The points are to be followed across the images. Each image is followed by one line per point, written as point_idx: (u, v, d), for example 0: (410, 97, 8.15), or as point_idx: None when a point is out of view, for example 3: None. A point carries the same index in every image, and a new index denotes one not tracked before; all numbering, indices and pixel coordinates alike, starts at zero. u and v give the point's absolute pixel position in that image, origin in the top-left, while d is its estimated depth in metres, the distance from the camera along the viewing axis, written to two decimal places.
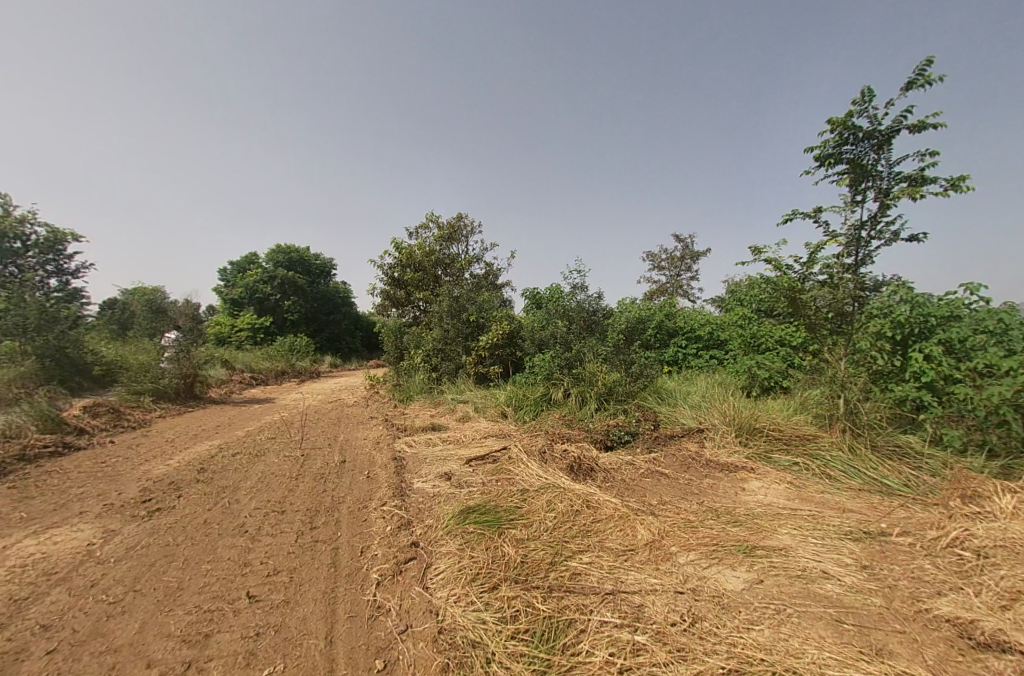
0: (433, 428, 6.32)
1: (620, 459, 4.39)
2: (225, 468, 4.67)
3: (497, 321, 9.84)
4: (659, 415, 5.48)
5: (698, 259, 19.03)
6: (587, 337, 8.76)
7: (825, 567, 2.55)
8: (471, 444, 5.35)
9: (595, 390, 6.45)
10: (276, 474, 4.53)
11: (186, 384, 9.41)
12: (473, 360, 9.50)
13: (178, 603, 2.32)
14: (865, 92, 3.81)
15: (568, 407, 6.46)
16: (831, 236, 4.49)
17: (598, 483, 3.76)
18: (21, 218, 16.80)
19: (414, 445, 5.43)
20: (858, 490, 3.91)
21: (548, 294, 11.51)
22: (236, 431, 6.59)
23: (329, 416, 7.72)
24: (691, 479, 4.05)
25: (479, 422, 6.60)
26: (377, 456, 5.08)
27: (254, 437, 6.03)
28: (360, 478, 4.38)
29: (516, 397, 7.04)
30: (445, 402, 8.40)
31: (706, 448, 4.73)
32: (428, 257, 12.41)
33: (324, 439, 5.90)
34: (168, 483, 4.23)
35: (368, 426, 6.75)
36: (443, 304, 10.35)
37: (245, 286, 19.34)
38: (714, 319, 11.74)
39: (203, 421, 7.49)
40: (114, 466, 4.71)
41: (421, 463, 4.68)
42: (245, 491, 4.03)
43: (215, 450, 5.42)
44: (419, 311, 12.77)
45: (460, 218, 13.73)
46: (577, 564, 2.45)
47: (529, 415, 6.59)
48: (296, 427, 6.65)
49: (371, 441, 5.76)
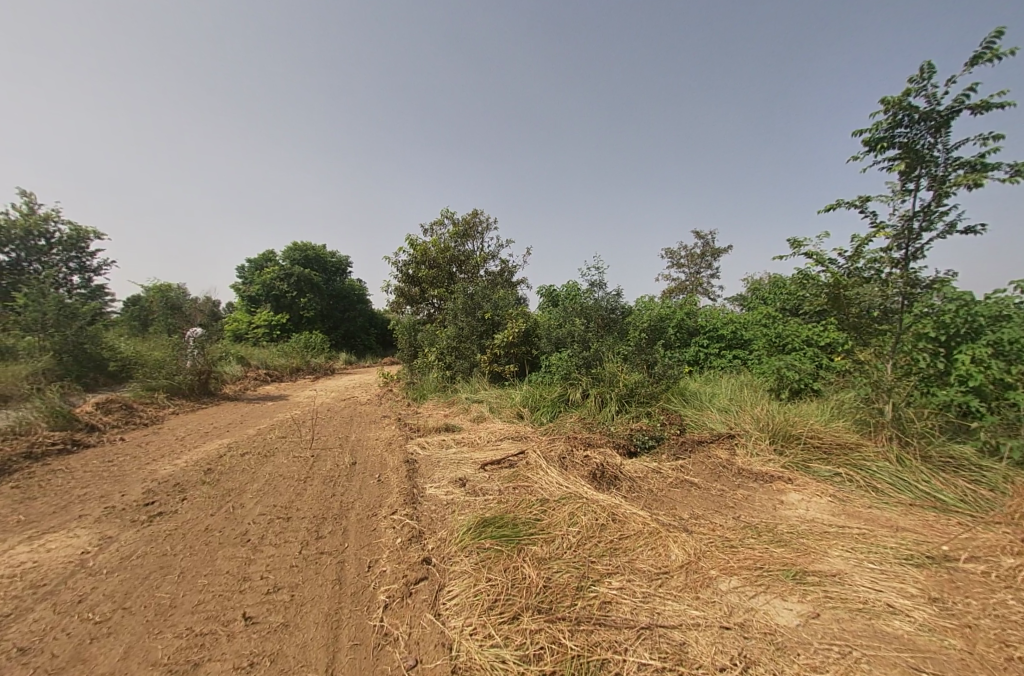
0: (446, 428, 6.11)
1: (646, 467, 4.11)
2: (233, 469, 4.53)
3: (513, 318, 9.61)
4: (685, 419, 5.16)
5: (719, 257, 18.50)
6: (606, 336, 8.47)
7: (890, 599, 2.25)
8: (486, 446, 5.12)
9: (616, 391, 6.16)
10: (284, 476, 4.36)
11: (201, 381, 9.41)
12: (488, 358, 9.27)
13: (168, 624, 2.15)
14: (926, 68, 3.42)
15: (587, 409, 6.18)
16: (878, 227, 4.12)
17: (624, 493, 3.49)
18: (45, 216, 17.17)
19: (427, 447, 5.23)
20: (910, 505, 3.54)
21: (564, 291, 11.23)
22: (247, 429, 6.48)
23: (342, 414, 7.58)
24: (724, 491, 3.74)
25: (494, 423, 6.37)
26: (389, 458, 4.88)
27: (264, 436, 5.91)
28: (370, 482, 4.19)
29: (533, 398, 6.79)
30: (460, 401, 8.19)
31: (738, 455, 4.41)
32: (443, 254, 12.25)
33: (335, 439, 5.75)
34: (174, 485, 4.10)
35: (380, 426, 6.58)
36: (457, 301, 10.15)
37: (261, 283, 19.46)
38: (737, 318, 11.31)
39: (215, 419, 7.42)
40: (121, 465, 4.61)
41: (434, 467, 4.46)
42: (252, 494, 3.87)
43: (225, 449, 5.30)
44: (433, 308, 12.60)
45: (476, 214, 13.51)
46: (606, 591, 2.20)
47: (546, 416, 6.33)
48: (307, 425, 6.52)
49: (383, 442, 5.58)
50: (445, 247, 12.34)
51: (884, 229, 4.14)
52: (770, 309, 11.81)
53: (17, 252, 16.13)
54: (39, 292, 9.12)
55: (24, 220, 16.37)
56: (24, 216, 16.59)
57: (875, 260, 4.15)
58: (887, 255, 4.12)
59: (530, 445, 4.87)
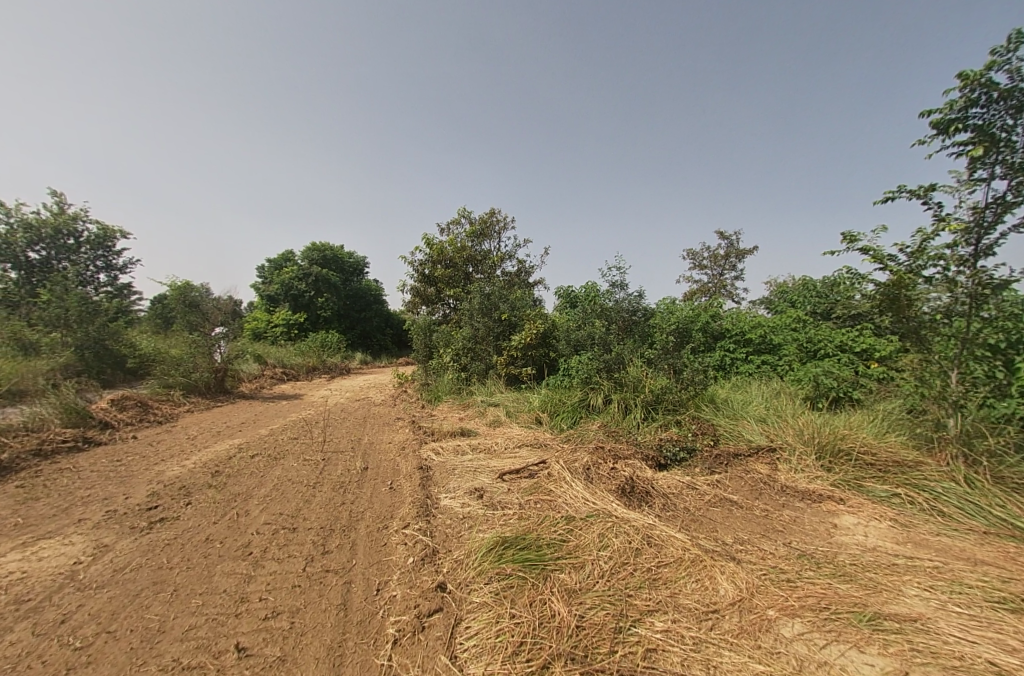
0: (462, 432, 5.85)
1: (679, 482, 3.78)
2: (241, 471, 4.35)
3: (532, 320, 9.33)
4: (719, 430, 4.80)
5: (743, 258, 17.91)
6: (627, 340, 8.14)
7: (988, 654, 1.92)
8: (504, 454, 4.84)
9: (641, 397, 5.83)
10: (293, 480, 4.15)
11: (217, 379, 9.36)
12: (504, 361, 9.01)
13: (154, 653, 1.94)
14: (1014, 37, 2.98)
15: (610, 415, 5.85)
16: (944, 220, 3.74)
17: (658, 512, 3.17)
18: (74, 215, 17.56)
19: (441, 452, 4.98)
20: (985, 533, 3.15)
21: (583, 292, 10.93)
22: (259, 429, 6.34)
23: (355, 415, 7.39)
24: (768, 512, 3.40)
25: (511, 428, 6.09)
26: (402, 464, 4.64)
27: (275, 437, 5.73)
28: (382, 489, 3.95)
29: (551, 402, 6.49)
30: (475, 404, 7.93)
31: (779, 471, 4.05)
32: (460, 253, 12.05)
33: (347, 441, 5.55)
34: (180, 487, 3.93)
35: (393, 428, 6.35)
36: (474, 301, 9.91)
37: (281, 283, 19.58)
38: (765, 321, 10.80)
39: (229, 418, 7.30)
40: (129, 466, 4.46)
41: (449, 475, 4.21)
42: (259, 499, 3.67)
43: (234, 449, 5.14)
44: (449, 309, 12.41)
45: (494, 213, 13.26)
46: (649, 635, 1.92)
47: (568, 422, 6.03)
48: (320, 426, 6.34)
49: (396, 446, 5.35)
50: (463, 247, 12.14)
51: (950, 221, 3.75)
52: (800, 312, 11.27)
53: (47, 250, 16.50)
54: (61, 288, 9.19)
55: (54, 219, 16.76)
56: (54, 215, 16.97)
57: (939, 257, 3.79)
58: (953, 251, 3.74)
59: (551, 454, 4.58)
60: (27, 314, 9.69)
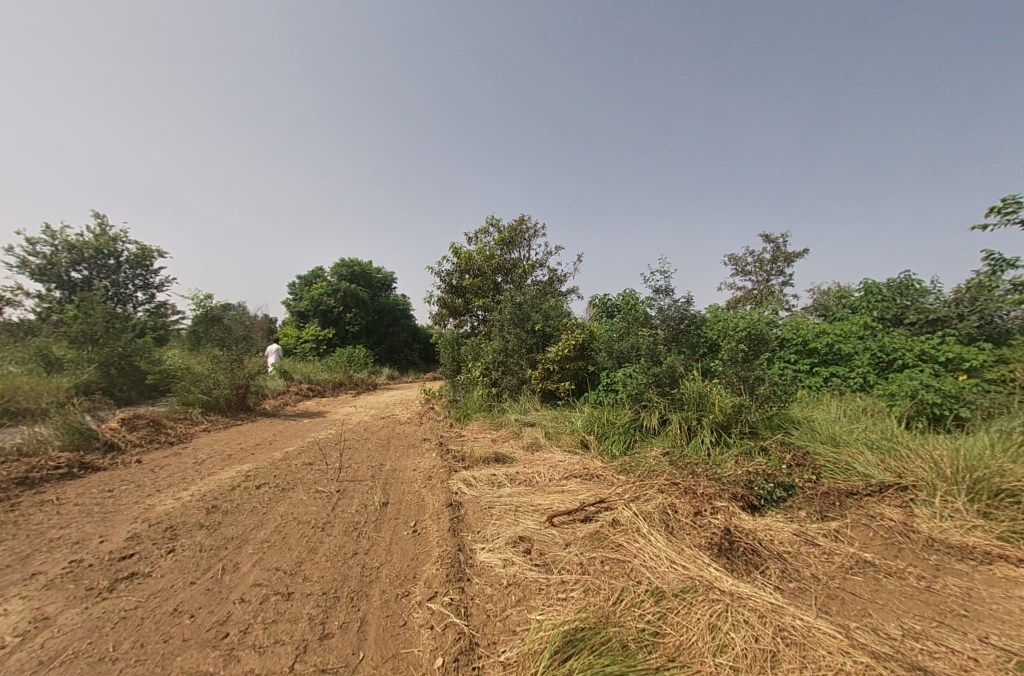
0: (496, 459, 5.06)
1: (787, 533, 2.90)
2: (242, 506, 3.71)
3: (569, 330, 8.54)
4: (818, 462, 3.92)
5: (791, 263, 16.63)
6: (677, 353, 7.28)
7: None
8: (550, 487, 4.05)
9: (708, 417, 4.93)
10: (299, 519, 3.48)
11: (238, 396, 8.91)
12: (540, 375, 8.23)
13: None
14: None
15: (672, 439, 5.00)
16: None
17: (778, 583, 2.37)
18: (115, 237, 17.95)
19: (474, 484, 4.20)
20: None
21: (620, 301, 10.08)
22: (273, 452, 5.72)
23: (378, 436, 6.73)
24: (928, 584, 2.50)
25: (553, 453, 5.26)
26: (428, 498, 3.90)
27: (288, 461, 5.09)
28: (404, 533, 3.22)
29: (598, 422, 5.63)
30: (509, 423, 7.13)
31: (917, 520, 3.16)
32: (489, 261, 11.40)
33: (366, 468, 4.85)
34: (166, 528, 3.30)
35: (419, 452, 5.62)
36: (505, 311, 9.21)
37: (311, 299, 19.56)
38: (830, 327, 9.65)
39: (245, 438, 6.77)
40: (118, 498, 3.88)
41: (486, 515, 3.43)
42: (254, 547, 2.99)
43: (241, 477, 4.52)
44: (478, 321, 11.79)
45: (523, 220, 12.55)
46: None
47: (622, 445, 5.18)
48: (337, 449, 5.66)
49: (422, 474, 4.61)
50: (492, 256, 11.49)
51: None
52: (868, 318, 10.05)
53: (88, 271, 16.90)
54: (89, 304, 8.99)
55: (96, 240, 17.18)
56: (97, 236, 17.39)
57: None
58: None
59: (608, 489, 3.76)
60: (54, 330, 9.56)
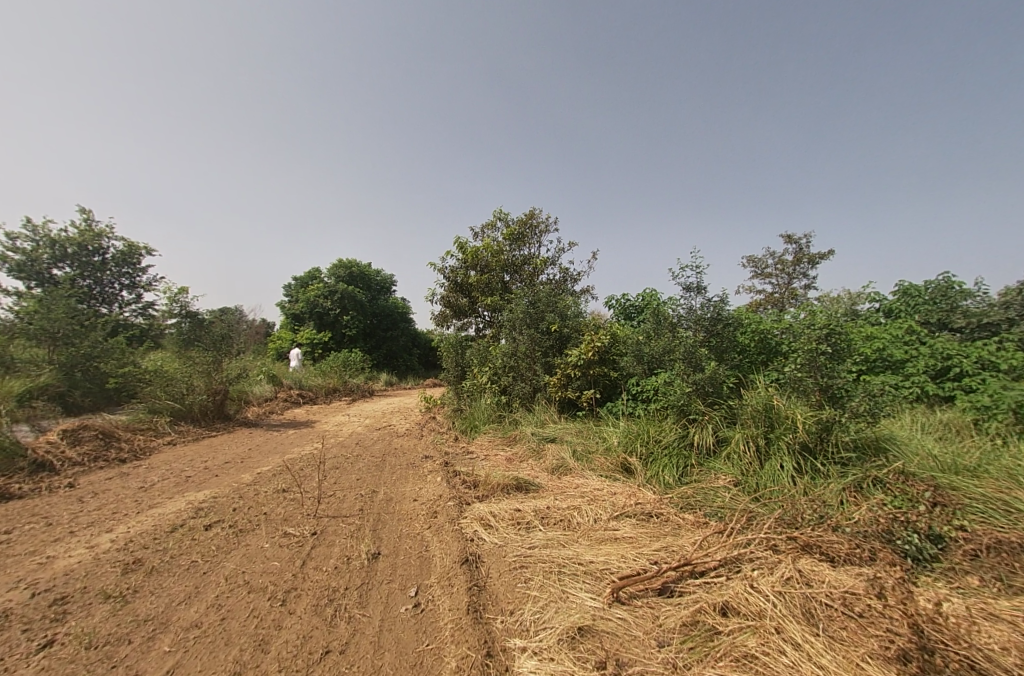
0: (518, 487, 4.03)
1: (989, 628, 1.92)
2: (175, 560, 2.68)
3: (591, 331, 7.53)
4: (965, 504, 2.95)
5: (816, 264, 15.68)
6: (716, 361, 6.28)
7: None
8: (597, 532, 3.04)
9: (787, 439, 3.92)
10: (253, 582, 2.47)
11: (215, 403, 7.85)
12: (558, 381, 7.24)
13: None
14: None
15: (741, 464, 3.97)
16: None
17: None
18: (101, 233, 16.84)
19: (494, 525, 3.17)
20: None
21: (640, 301, 9.08)
22: (241, 473, 4.67)
23: (372, 453, 5.67)
24: None
25: (587, 480, 4.23)
26: (433, 547, 2.89)
27: (255, 488, 4.07)
28: (401, 611, 2.22)
29: (640, 441, 4.62)
30: (524, 438, 6.08)
31: None
32: (497, 257, 10.36)
33: (353, 498, 3.84)
34: (53, 601, 2.29)
35: (419, 475, 4.60)
36: (516, 310, 8.19)
37: (306, 301, 18.55)
38: (877, 331, 8.67)
39: (214, 453, 5.74)
40: (11, 545, 2.86)
41: (518, 583, 2.43)
42: (171, 644, 1.99)
43: (190, 511, 3.48)
44: (484, 322, 10.83)
45: (533, 214, 11.45)
46: None
47: (676, 470, 4.12)
48: (320, 471, 4.64)
49: (425, 508, 3.57)
50: (500, 250, 10.47)
51: None
52: (914, 321, 9.07)
53: (72, 268, 15.77)
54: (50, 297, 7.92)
55: (80, 235, 16.04)
56: (81, 231, 16.33)
57: None
58: None
59: (684, 544, 2.76)
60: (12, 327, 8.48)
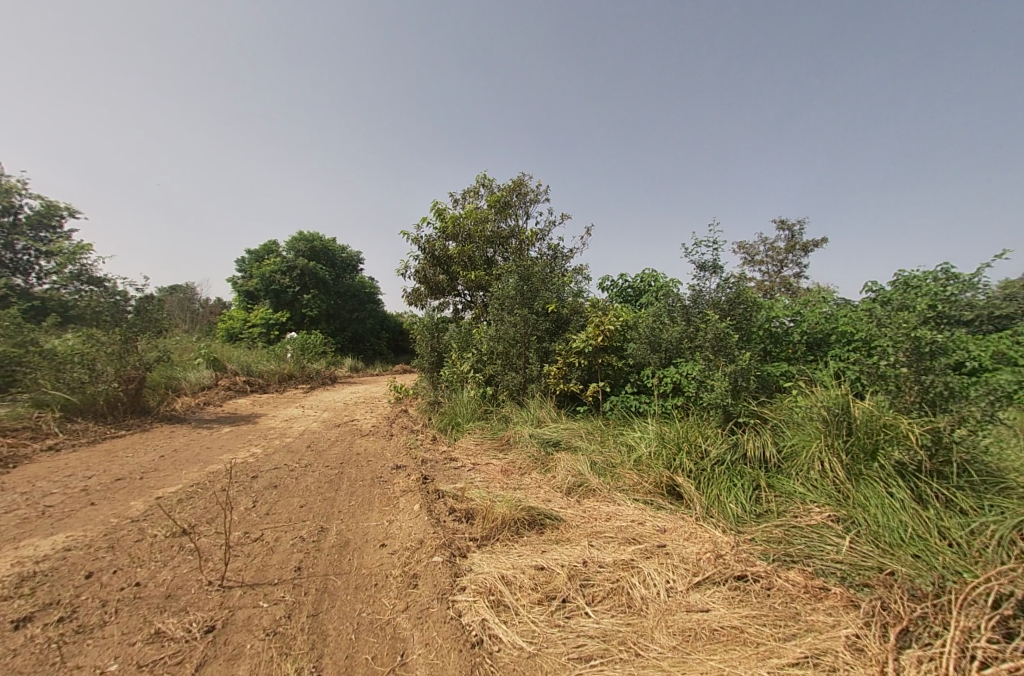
0: (532, 522, 2.85)
1: None
2: None
3: (597, 312, 6.38)
4: None
5: (809, 252, 15.08)
6: (749, 348, 5.26)
7: None
8: (677, 618, 1.92)
9: (894, 459, 2.89)
10: None
11: (129, 394, 6.28)
12: (556, 372, 6.11)
13: None
14: None
15: (831, 490, 2.95)
16: None
17: None
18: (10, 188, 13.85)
19: (511, 605, 1.99)
20: None
21: (641, 282, 8.00)
22: (131, 499, 3.28)
23: (326, 462, 4.35)
24: None
25: (623, 508, 3.11)
26: (412, 663, 1.68)
27: (138, 529, 2.71)
28: None
29: (685, 455, 3.50)
30: (521, 441, 4.92)
31: None
32: (480, 227, 8.98)
33: (288, 545, 2.57)
34: None
35: (388, 500, 3.34)
36: (504, 286, 6.91)
37: (262, 277, 16.61)
38: None
39: (109, 463, 4.26)
40: None
41: None
42: None
43: (8, 584, 2.13)
44: (464, 302, 9.54)
45: (521, 182, 10.06)
46: None
47: (743, 496, 3.06)
48: (248, 497, 3.32)
49: (398, 566, 2.35)
50: (484, 220, 9.08)
51: None
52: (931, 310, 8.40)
53: None
54: None
55: None
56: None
57: None
58: None
59: (837, 659, 1.70)
60: None
